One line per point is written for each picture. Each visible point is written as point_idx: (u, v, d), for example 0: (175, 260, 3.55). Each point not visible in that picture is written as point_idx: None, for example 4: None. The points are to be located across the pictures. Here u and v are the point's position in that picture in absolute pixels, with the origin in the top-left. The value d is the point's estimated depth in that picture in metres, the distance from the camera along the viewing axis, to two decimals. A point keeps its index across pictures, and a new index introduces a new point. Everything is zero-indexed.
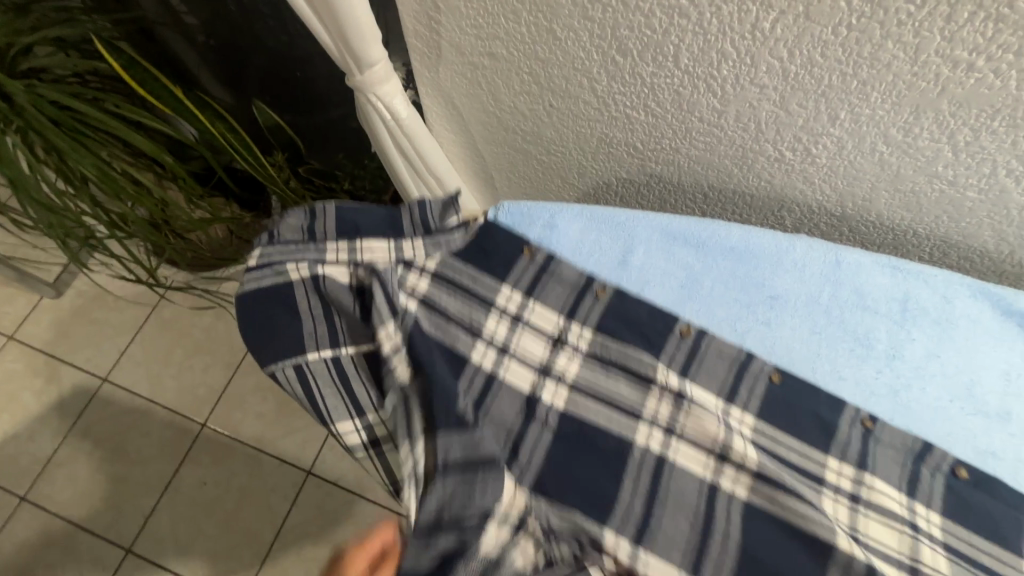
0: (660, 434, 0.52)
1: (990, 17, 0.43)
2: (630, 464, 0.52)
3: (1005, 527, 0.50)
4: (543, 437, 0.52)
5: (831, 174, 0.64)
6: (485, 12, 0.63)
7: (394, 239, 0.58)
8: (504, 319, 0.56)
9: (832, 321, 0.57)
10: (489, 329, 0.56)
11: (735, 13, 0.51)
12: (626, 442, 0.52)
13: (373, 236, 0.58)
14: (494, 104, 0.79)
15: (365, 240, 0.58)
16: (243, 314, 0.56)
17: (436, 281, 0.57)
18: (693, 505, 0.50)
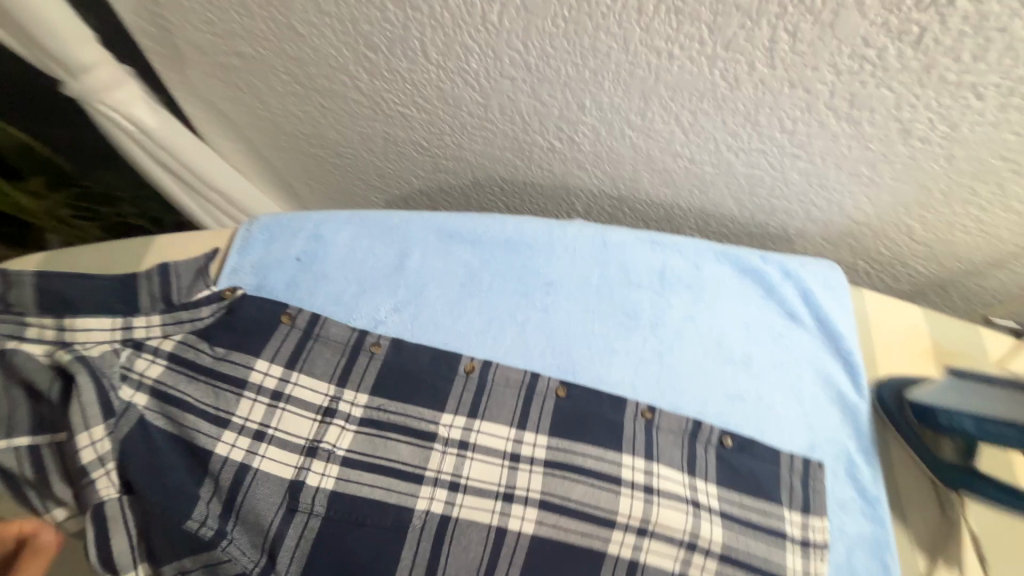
0: (444, 489, 0.49)
1: (670, 9, 0.47)
2: (410, 532, 0.47)
3: (766, 484, 0.55)
4: (306, 528, 0.46)
5: (599, 161, 0.68)
6: (214, 6, 0.57)
7: (114, 315, 0.48)
8: (260, 400, 0.49)
9: (602, 300, 0.60)
10: (242, 413, 0.48)
11: (462, 7, 0.51)
12: (402, 509, 0.47)
13: (81, 311, 0.48)
14: (264, 108, 0.72)
15: (74, 316, 0.48)
16: None
17: (173, 369, 0.48)
18: (480, 551, 0.48)
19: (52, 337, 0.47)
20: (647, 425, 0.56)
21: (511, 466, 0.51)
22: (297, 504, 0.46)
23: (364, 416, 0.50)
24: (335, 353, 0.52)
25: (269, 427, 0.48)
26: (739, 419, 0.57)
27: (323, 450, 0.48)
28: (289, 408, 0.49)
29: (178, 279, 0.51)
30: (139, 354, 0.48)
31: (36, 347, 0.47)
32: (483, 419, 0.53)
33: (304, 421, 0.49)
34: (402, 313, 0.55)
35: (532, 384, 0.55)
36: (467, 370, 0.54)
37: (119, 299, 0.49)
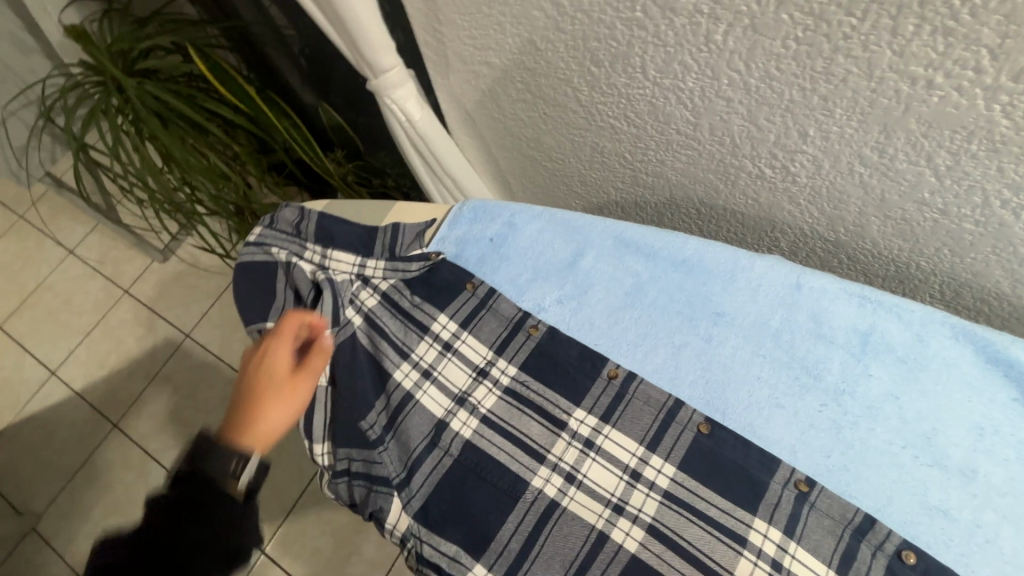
0: (561, 478, 0.52)
1: (937, 30, 0.40)
2: (521, 503, 0.51)
3: None
4: (442, 462, 0.53)
5: (816, 196, 0.61)
6: (477, 25, 0.68)
7: (362, 257, 0.63)
8: (434, 346, 0.58)
9: (779, 346, 0.54)
10: (419, 353, 0.58)
11: (688, 26, 0.51)
12: (521, 480, 0.52)
13: (340, 249, 0.63)
14: (499, 110, 0.83)
15: (336, 252, 0.63)
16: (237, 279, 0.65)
17: (382, 303, 0.61)
18: (576, 548, 0.49)
19: (319, 262, 0.63)
20: (799, 497, 0.49)
21: (630, 483, 0.51)
22: (439, 439, 0.54)
23: (509, 385, 0.56)
24: (500, 325, 0.59)
25: (434, 370, 0.57)
26: (933, 536, 0.47)
27: (470, 403, 0.55)
28: (452, 360, 0.58)
29: (405, 239, 0.63)
30: (365, 286, 0.62)
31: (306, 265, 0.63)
32: (613, 428, 0.54)
33: (462, 373, 0.57)
34: (566, 307, 0.59)
35: (674, 411, 0.54)
36: (611, 377, 0.56)
37: (365, 247, 0.63)
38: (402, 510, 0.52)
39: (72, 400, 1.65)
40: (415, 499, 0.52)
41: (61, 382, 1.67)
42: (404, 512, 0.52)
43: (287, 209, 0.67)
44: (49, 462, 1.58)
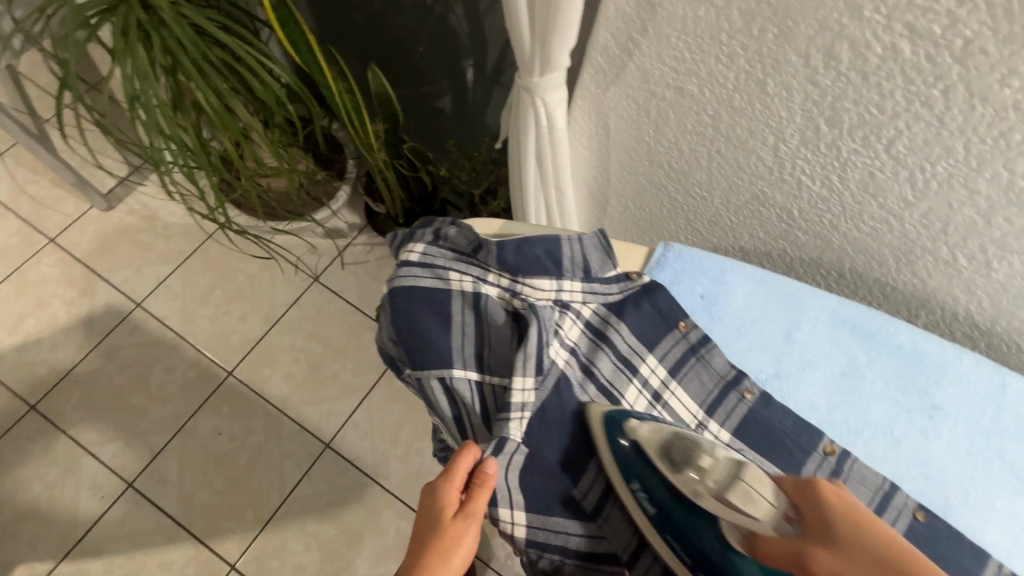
0: None
1: None
2: None
3: None
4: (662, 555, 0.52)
5: (999, 293, 0.63)
6: (696, 48, 0.61)
7: (555, 279, 0.54)
8: (644, 394, 0.54)
9: (988, 445, 0.55)
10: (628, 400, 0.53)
11: (988, 118, 0.49)
12: None
13: (533, 276, 0.53)
14: (651, 136, 0.77)
15: (527, 281, 0.53)
16: (392, 305, 0.54)
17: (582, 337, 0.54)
18: None
19: (510, 287, 0.54)
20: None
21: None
22: None
23: None
24: (713, 381, 0.54)
25: None
26: None
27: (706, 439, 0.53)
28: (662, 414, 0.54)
29: (593, 257, 0.55)
30: (566, 313, 0.54)
31: (496, 294, 0.54)
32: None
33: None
34: (786, 383, 0.55)
35: (889, 494, 0.52)
36: (827, 454, 0.53)
37: (554, 263, 0.54)
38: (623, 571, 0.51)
39: None
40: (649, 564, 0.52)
41: None
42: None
43: (456, 228, 0.55)
44: None
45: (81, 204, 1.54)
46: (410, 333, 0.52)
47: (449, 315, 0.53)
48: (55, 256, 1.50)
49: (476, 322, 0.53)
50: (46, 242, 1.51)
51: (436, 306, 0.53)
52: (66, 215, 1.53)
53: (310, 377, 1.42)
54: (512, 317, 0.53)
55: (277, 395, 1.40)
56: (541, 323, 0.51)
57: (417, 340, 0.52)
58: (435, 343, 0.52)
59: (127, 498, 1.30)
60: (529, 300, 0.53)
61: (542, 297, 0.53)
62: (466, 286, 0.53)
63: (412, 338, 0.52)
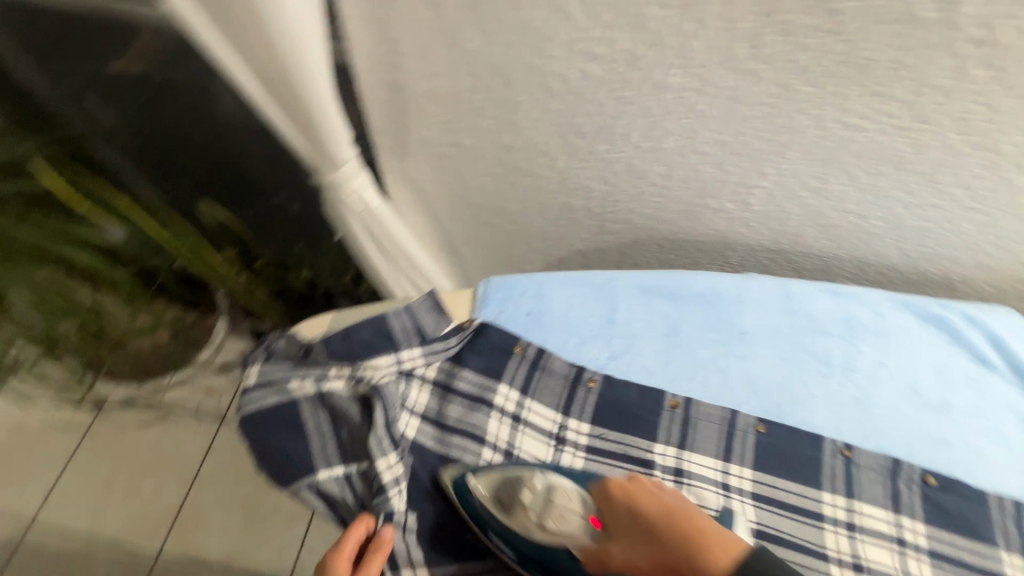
0: None
1: (870, 92, 0.54)
2: None
3: (976, 523, 0.57)
4: None
5: (766, 219, 0.75)
6: (451, 110, 0.69)
7: (391, 351, 0.58)
8: (505, 421, 0.57)
9: (795, 346, 0.65)
10: (492, 432, 0.57)
11: (676, 99, 0.60)
12: None
13: (368, 356, 0.57)
14: (459, 188, 0.84)
15: (367, 360, 0.57)
16: (244, 435, 0.55)
17: (434, 393, 0.58)
18: None
19: (351, 374, 0.57)
20: (846, 462, 0.59)
21: (724, 496, 0.56)
22: None
23: (590, 443, 0.58)
24: (560, 383, 0.60)
25: (516, 446, 0.57)
26: (946, 460, 0.60)
27: (570, 437, 0.58)
28: (528, 431, 0.57)
29: (426, 321, 0.60)
30: (411, 380, 0.58)
31: (340, 386, 0.56)
32: (691, 451, 0.58)
33: (541, 444, 0.57)
34: (622, 361, 0.62)
35: (733, 420, 0.60)
36: (674, 406, 0.60)
37: (386, 338, 0.58)
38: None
39: None
40: None
41: None
42: None
43: (283, 339, 0.58)
44: None
45: None
46: (267, 453, 0.54)
47: (299, 424, 0.55)
48: None
49: (325, 419, 0.55)
50: None
51: (284, 420, 0.55)
52: None
53: (249, 521, 1.34)
54: (360, 402, 0.56)
55: (220, 555, 1.31)
56: (385, 400, 0.55)
57: (274, 458, 0.54)
58: (292, 454, 0.54)
59: None
60: (370, 377, 0.56)
61: (383, 373, 0.57)
62: (308, 390, 0.56)
63: (270, 458, 0.54)
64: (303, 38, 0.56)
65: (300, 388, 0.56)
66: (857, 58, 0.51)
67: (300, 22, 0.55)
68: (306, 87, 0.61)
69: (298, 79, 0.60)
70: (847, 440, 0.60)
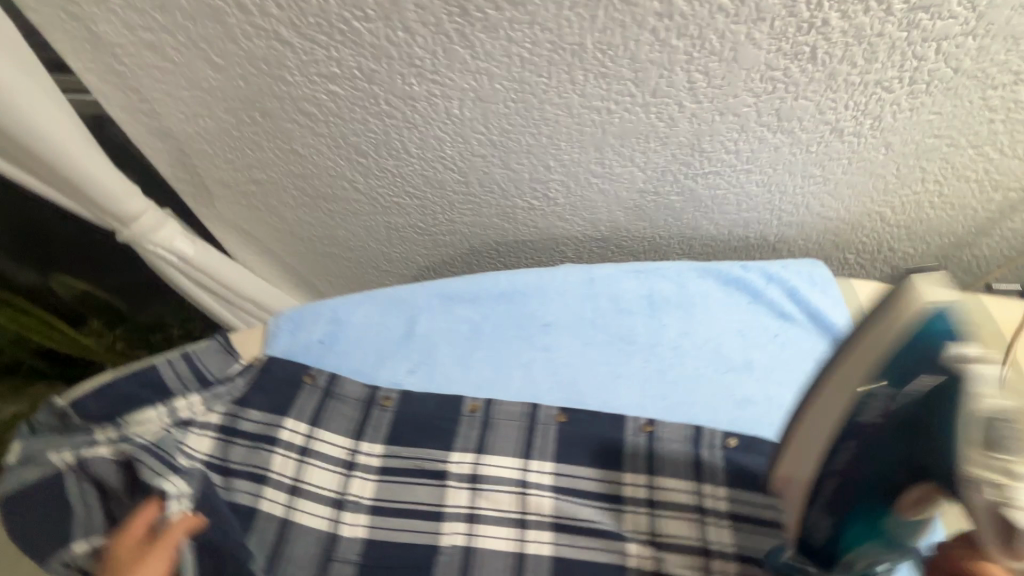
0: (463, 526, 0.54)
1: (597, 75, 0.55)
2: (437, 571, 0.52)
3: None
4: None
5: (577, 210, 0.76)
6: (231, 148, 0.68)
7: (163, 402, 0.56)
8: (291, 456, 0.56)
9: (599, 330, 0.65)
10: (277, 469, 0.55)
11: (429, 107, 0.60)
12: (432, 549, 0.52)
13: (135, 410, 0.55)
14: (281, 224, 0.83)
15: (132, 416, 0.55)
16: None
17: (217, 439, 0.56)
18: None
19: (115, 436, 0.53)
20: (648, 438, 0.58)
21: (522, 492, 0.55)
22: (334, 553, 0.52)
23: (383, 464, 0.56)
24: (353, 409, 0.59)
25: (302, 480, 0.55)
26: (750, 421, 0.61)
27: (362, 462, 0.57)
28: (315, 463, 0.56)
29: (208, 364, 0.58)
30: (189, 429, 0.56)
31: (98, 451, 0.52)
32: (488, 455, 0.57)
33: (330, 475, 0.56)
34: (421, 372, 0.61)
35: (533, 415, 0.59)
36: (470, 411, 0.59)
37: (158, 389, 0.56)
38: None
39: None
40: None
41: None
42: None
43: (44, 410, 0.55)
44: None
45: None
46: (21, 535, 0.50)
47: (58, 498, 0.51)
48: None
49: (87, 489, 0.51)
50: None
51: (39, 496, 0.51)
52: None
53: None
54: (121, 465, 0.52)
55: None
56: (154, 452, 0.52)
57: (29, 538, 0.50)
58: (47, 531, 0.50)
59: None
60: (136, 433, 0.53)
61: (153, 429, 0.55)
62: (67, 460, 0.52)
63: (24, 540, 0.50)
64: (13, 95, 0.54)
65: (56, 460, 0.52)
66: (568, 45, 0.52)
67: (4, 76, 0.53)
68: (46, 143, 0.59)
69: (32, 136, 0.58)
70: (650, 416, 0.60)
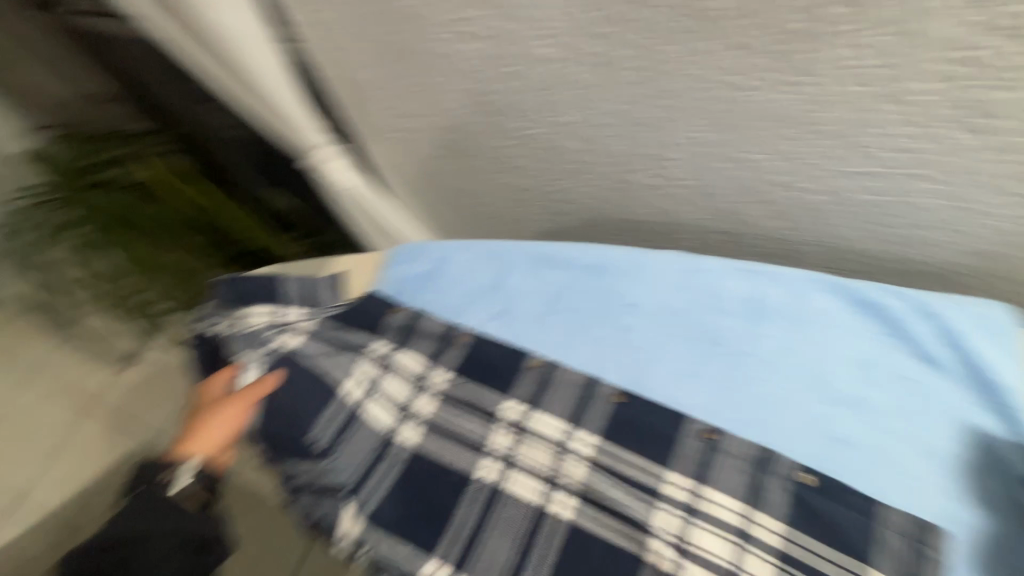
0: (500, 465, 0.59)
1: (734, 44, 0.50)
2: (467, 495, 0.58)
3: (850, 534, 0.50)
4: (394, 467, 0.60)
5: (701, 196, 0.71)
6: (392, 97, 0.79)
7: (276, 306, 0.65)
8: (375, 362, 0.65)
9: (685, 324, 0.61)
10: (361, 368, 0.64)
11: (556, 70, 0.62)
12: (468, 475, 0.59)
13: (251, 307, 0.64)
14: (426, 170, 0.93)
15: (246, 310, 0.63)
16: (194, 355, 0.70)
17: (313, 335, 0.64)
18: (520, 525, 0.56)
19: (230, 321, 0.64)
20: (708, 446, 0.56)
21: (560, 454, 0.58)
22: (390, 448, 0.61)
23: (448, 390, 0.63)
24: (433, 341, 0.66)
25: (379, 383, 0.64)
26: (839, 463, 0.53)
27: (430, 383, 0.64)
28: (394, 373, 0.65)
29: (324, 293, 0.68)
30: (285, 328, 0.63)
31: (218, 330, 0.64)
32: (541, 411, 0.60)
33: (402, 385, 0.64)
34: (498, 322, 0.65)
35: (593, 387, 0.60)
36: (533, 366, 0.62)
37: (274, 296, 0.65)
38: (356, 516, 0.57)
39: None
40: (369, 501, 0.58)
41: None
42: (355, 516, 0.57)
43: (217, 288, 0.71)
44: None
45: None
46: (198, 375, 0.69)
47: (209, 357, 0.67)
48: None
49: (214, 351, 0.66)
50: None
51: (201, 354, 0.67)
52: None
53: None
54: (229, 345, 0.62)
55: None
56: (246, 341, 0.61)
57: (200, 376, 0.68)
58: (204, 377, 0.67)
59: None
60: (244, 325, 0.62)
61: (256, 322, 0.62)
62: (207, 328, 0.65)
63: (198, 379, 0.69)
64: None
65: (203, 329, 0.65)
66: (702, 10, 0.49)
67: None
68: None
69: (254, 70, 0.74)
70: (716, 424, 0.56)
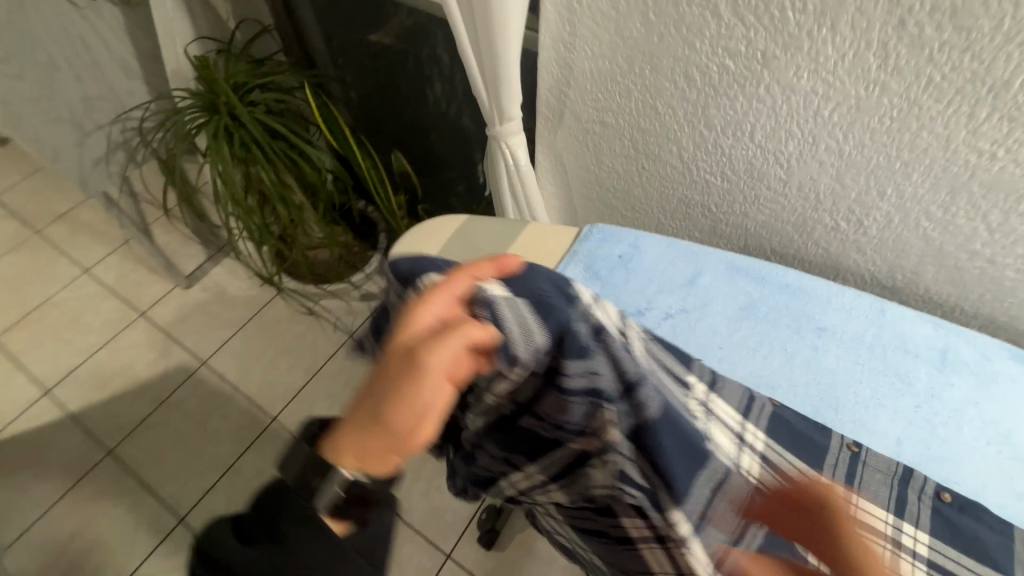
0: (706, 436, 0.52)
1: (1003, 117, 0.56)
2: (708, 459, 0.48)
3: (993, 551, 0.53)
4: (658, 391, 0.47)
5: (883, 247, 0.76)
6: (604, 89, 0.84)
7: None
8: None
9: (873, 356, 0.65)
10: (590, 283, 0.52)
11: (801, 102, 0.67)
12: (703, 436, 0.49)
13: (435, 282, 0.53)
14: (595, 165, 0.98)
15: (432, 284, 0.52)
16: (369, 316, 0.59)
17: None
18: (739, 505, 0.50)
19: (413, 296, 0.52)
20: (852, 457, 0.58)
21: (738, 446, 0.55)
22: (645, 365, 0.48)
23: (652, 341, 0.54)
24: None
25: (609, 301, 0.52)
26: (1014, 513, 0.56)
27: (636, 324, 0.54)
28: None
29: None
30: None
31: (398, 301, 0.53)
32: (719, 395, 0.58)
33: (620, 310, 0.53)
34: (690, 316, 0.69)
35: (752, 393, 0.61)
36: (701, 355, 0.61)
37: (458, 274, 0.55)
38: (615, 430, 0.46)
39: (66, 423, 1.61)
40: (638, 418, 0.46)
41: (55, 404, 1.65)
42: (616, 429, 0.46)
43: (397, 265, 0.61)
44: (25, 487, 1.52)
45: (167, 285, 1.85)
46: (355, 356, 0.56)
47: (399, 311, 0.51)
48: (143, 326, 1.78)
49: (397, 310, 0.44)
50: (137, 315, 1.80)
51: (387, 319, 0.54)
52: (155, 294, 1.84)
53: None
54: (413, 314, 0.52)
55: None
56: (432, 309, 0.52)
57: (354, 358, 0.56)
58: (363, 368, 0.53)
59: (179, 532, 1.44)
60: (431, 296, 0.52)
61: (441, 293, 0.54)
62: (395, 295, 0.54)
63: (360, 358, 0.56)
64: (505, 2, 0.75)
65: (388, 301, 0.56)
66: (989, 79, 0.54)
67: None
68: (499, 43, 0.80)
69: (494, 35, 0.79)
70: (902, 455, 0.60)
